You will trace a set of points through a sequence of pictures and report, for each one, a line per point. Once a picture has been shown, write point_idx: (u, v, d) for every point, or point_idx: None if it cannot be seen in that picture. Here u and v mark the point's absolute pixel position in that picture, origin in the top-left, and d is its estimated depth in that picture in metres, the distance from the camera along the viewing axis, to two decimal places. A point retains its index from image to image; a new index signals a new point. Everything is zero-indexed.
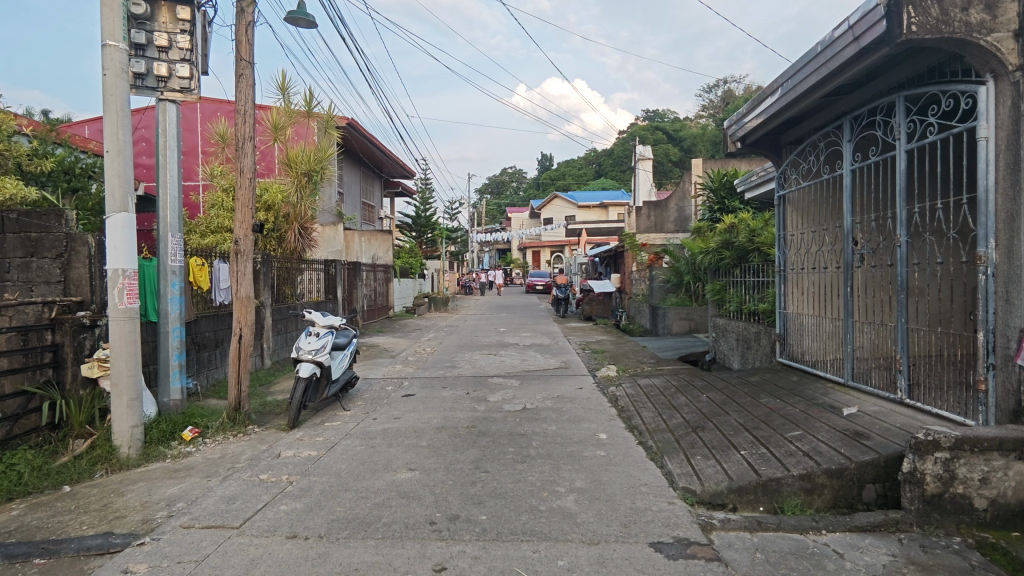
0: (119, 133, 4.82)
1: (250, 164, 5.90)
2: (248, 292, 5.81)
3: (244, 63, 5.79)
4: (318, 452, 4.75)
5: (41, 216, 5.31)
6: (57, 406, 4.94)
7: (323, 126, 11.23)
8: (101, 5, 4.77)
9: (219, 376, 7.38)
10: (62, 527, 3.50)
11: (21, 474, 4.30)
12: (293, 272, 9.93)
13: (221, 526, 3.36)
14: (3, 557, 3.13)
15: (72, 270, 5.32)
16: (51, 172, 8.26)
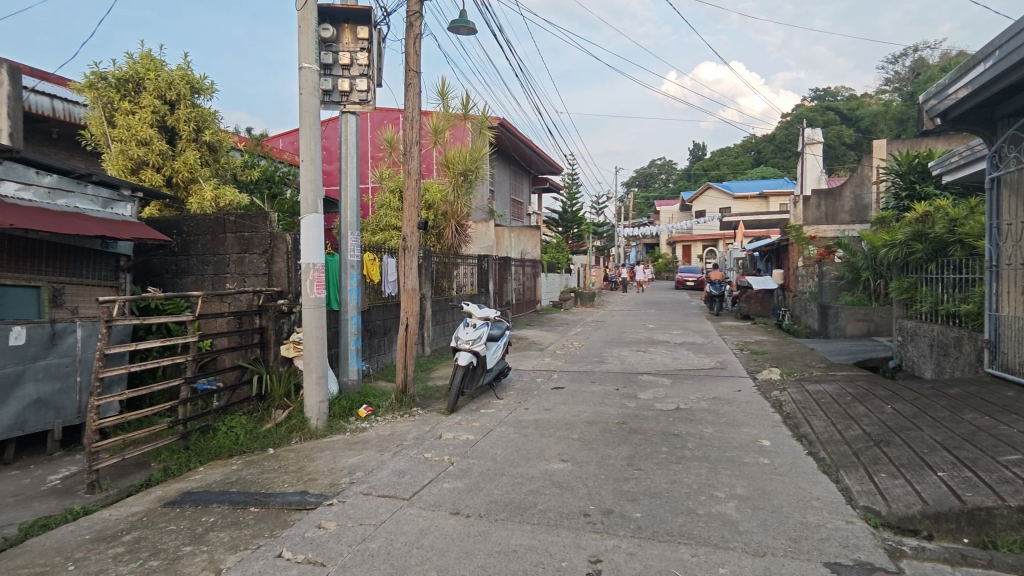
0: (311, 144, 5.49)
1: (417, 166, 6.38)
2: (413, 284, 6.29)
3: (412, 73, 6.27)
4: (476, 436, 5.03)
5: (252, 218, 6.26)
6: (263, 380, 5.78)
7: (479, 127, 11.75)
8: (298, 33, 5.47)
9: (387, 361, 8.11)
10: (269, 483, 4.11)
11: (238, 435, 5.11)
12: (451, 266, 10.59)
13: (394, 496, 3.70)
14: (228, 503, 3.76)
15: (275, 264, 6.19)
16: (257, 181, 9.64)
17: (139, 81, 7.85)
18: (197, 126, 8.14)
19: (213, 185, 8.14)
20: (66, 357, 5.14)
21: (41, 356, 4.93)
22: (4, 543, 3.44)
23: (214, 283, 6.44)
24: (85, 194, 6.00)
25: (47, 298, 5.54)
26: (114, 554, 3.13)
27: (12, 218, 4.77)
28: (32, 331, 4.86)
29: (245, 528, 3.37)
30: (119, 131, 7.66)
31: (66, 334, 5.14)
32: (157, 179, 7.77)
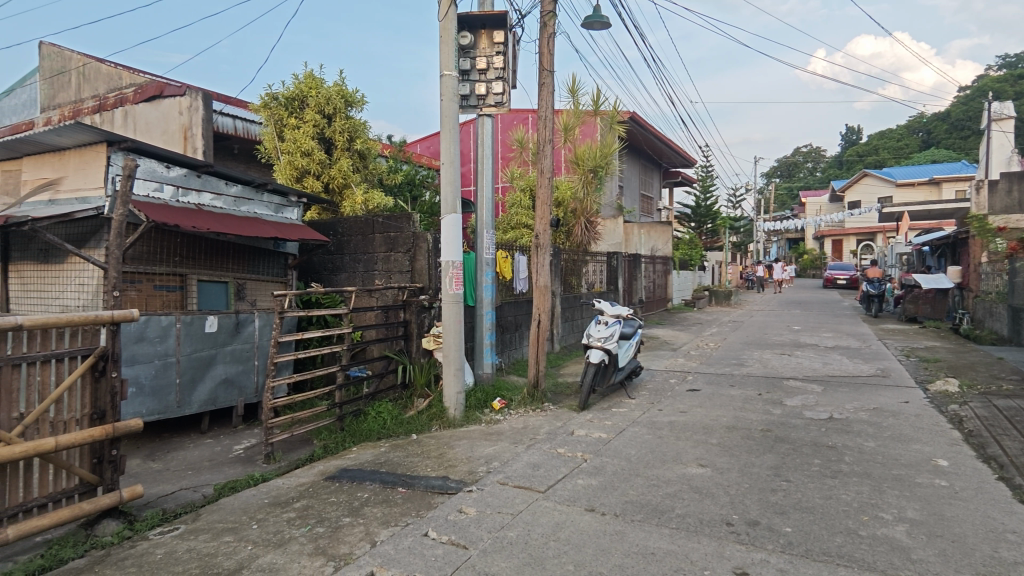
0: (451, 147, 5.77)
1: (549, 164, 6.45)
2: (545, 281, 6.37)
3: (546, 72, 6.34)
4: (608, 435, 4.99)
5: (397, 219, 6.74)
6: (406, 370, 6.19)
7: (609, 122, 11.62)
8: (440, 43, 5.78)
9: (518, 356, 8.32)
10: (413, 466, 4.41)
11: (385, 420, 5.52)
12: (580, 264, 10.59)
13: (530, 488, 3.80)
14: (380, 481, 4.09)
15: (417, 261, 6.60)
16: (400, 185, 10.32)
17: (302, 99, 8.76)
18: (350, 136, 8.93)
19: (363, 190, 8.87)
20: (246, 343, 5.89)
21: (228, 342, 5.71)
22: (203, 500, 4.04)
23: (364, 280, 7.02)
24: (262, 201, 6.84)
25: (232, 293, 6.47)
26: (287, 518, 3.55)
27: (208, 222, 5.56)
28: (221, 320, 5.63)
29: (394, 506, 3.64)
30: (287, 144, 8.61)
31: (247, 324, 5.88)
32: (316, 186, 8.59)
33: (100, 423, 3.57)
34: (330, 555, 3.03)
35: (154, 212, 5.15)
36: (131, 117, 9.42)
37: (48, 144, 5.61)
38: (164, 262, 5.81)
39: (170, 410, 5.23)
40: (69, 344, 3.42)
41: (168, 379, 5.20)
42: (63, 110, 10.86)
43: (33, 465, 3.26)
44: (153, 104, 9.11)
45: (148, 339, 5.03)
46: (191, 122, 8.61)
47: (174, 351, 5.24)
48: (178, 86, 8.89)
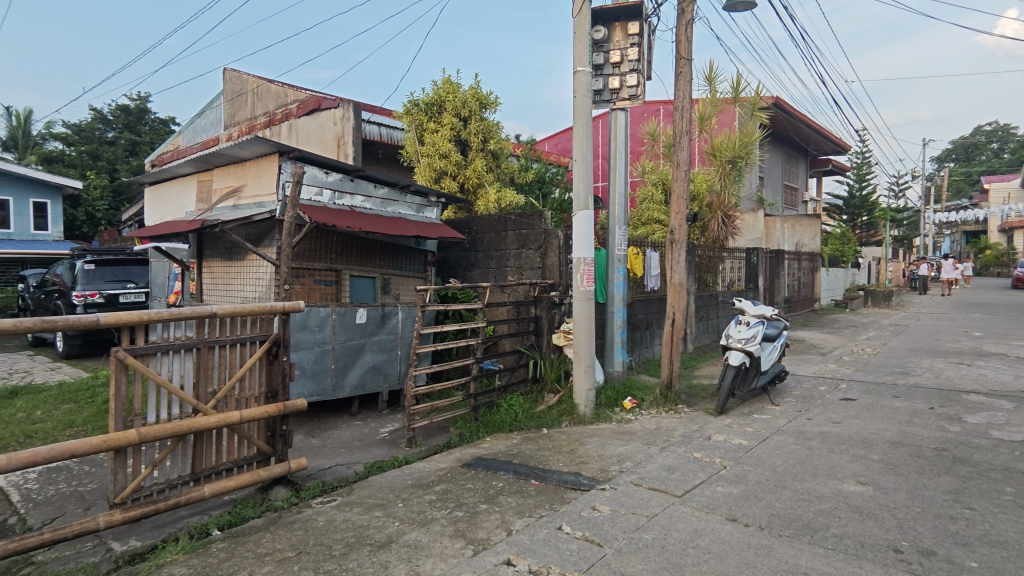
0: (583, 143, 5.74)
1: (686, 157, 6.18)
2: (680, 278, 6.13)
3: (683, 61, 6.09)
4: (750, 442, 4.69)
5: (529, 216, 6.85)
6: (537, 365, 6.28)
7: (750, 109, 10.93)
8: (574, 39, 5.78)
9: (649, 356, 8.09)
10: (545, 460, 4.47)
11: (517, 413, 5.65)
12: (716, 260, 10.04)
13: (665, 491, 3.68)
14: (514, 473, 4.19)
15: (548, 258, 6.66)
16: (530, 183, 10.49)
17: (441, 103, 9.22)
18: (484, 137, 9.25)
19: (496, 189, 9.15)
20: (391, 334, 6.33)
21: (375, 332, 6.17)
22: (355, 476, 4.43)
23: (497, 276, 7.24)
24: (405, 202, 7.34)
25: (379, 287, 7.01)
26: (429, 500, 3.77)
27: (359, 222, 6.06)
28: (370, 313, 6.10)
29: (528, 498, 3.72)
30: (427, 148, 9.12)
31: (391, 316, 6.31)
32: (453, 186, 9.02)
33: (273, 401, 4.05)
34: (469, 538, 3.17)
35: (315, 213, 5.72)
36: (295, 129, 10.55)
37: (232, 156, 6.47)
38: (322, 259, 6.43)
39: (326, 392, 5.79)
40: (250, 330, 3.91)
41: (325, 365, 5.76)
42: (241, 126, 12.44)
43: (223, 434, 3.78)
44: (313, 117, 10.11)
45: (309, 328, 5.59)
46: (344, 131, 9.43)
47: (329, 339, 5.78)
48: (333, 99, 9.78)
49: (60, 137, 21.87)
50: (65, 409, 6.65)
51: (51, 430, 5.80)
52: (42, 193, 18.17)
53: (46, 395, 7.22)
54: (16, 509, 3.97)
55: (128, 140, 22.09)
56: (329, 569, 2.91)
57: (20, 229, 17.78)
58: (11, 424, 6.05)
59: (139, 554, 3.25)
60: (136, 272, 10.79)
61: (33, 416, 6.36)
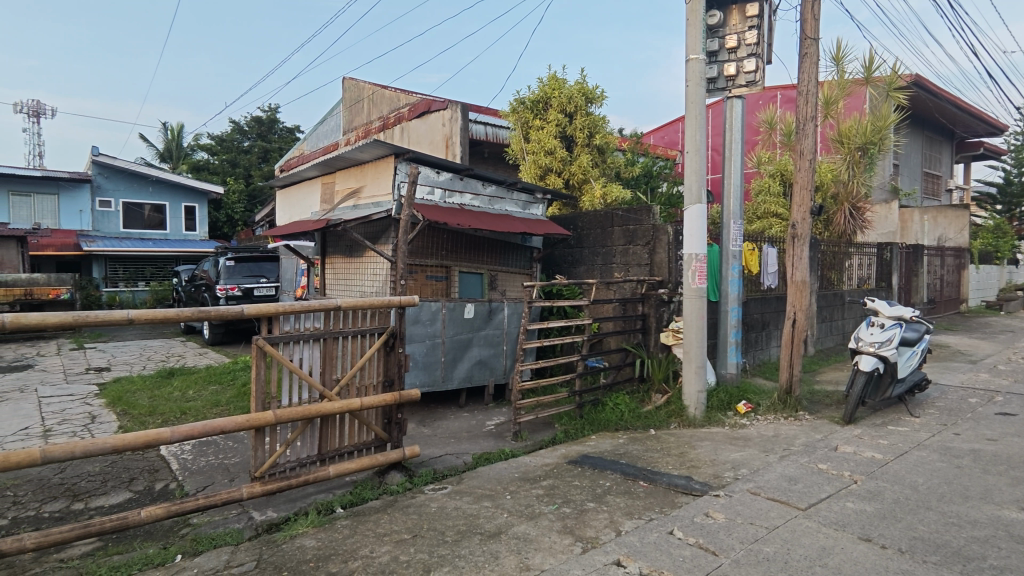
0: (697, 134, 5.50)
1: (811, 144, 5.74)
2: (803, 276, 5.71)
3: (809, 41, 5.65)
4: (885, 456, 4.27)
5: (637, 211, 6.69)
6: (645, 364, 6.12)
7: (886, 90, 10.00)
8: (687, 26, 5.55)
9: (765, 358, 7.62)
10: (654, 461, 4.35)
11: (623, 412, 5.55)
12: (842, 257, 9.25)
13: (787, 503, 3.45)
14: (621, 473, 4.12)
15: (657, 254, 6.46)
16: (637, 177, 10.22)
17: (547, 100, 9.26)
18: (590, 132, 9.17)
19: (602, 184, 9.03)
20: (497, 329, 6.45)
21: (482, 326, 6.32)
22: (464, 466, 4.56)
23: (603, 272, 7.16)
24: (512, 199, 7.46)
25: (486, 283, 7.19)
26: (536, 494, 3.80)
27: (468, 219, 6.23)
28: (477, 308, 6.25)
29: (637, 499, 3.64)
30: (532, 145, 9.20)
31: (498, 311, 6.43)
32: (558, 183, 9.02)
33: (389, 390, 4.27)
34: (577, 535, 3.15)
35: (428, 212, 5.96)
36: (407, 132, 11.06)
37: (353, 159, 6.90)
38: (434, 255, 6.70)
39: (437, 383, 6.02)
40: (369, 323, 4.15)
41: (435, 357, 5.99)
42: (358, 131, 13.24)
43: (345, 419, 4.05)
44: (424, 119, 10.54)
45: (421, 322, 5.85)
46: (452, 132, 9.72)
47: (440, 333, 6.00)
48: (442, 101, 10.12)
49: (206, 148, 24.52)
50: (211, 390, 7.45)
51: (200, 408, 6.53)
52: (191, 198, 20.39)
53: (196, 377, 8.14)
54: (175, 476, 4.51)
55: (261, 148, 24.31)
56: (443, 554, 3.02)
57: (174, 230, 20.12)
58: (169, 401, 6.88)
59: (275, 525, 3.57)
60: (267, 268, 11.81)
61: (186, 395, 7.19)
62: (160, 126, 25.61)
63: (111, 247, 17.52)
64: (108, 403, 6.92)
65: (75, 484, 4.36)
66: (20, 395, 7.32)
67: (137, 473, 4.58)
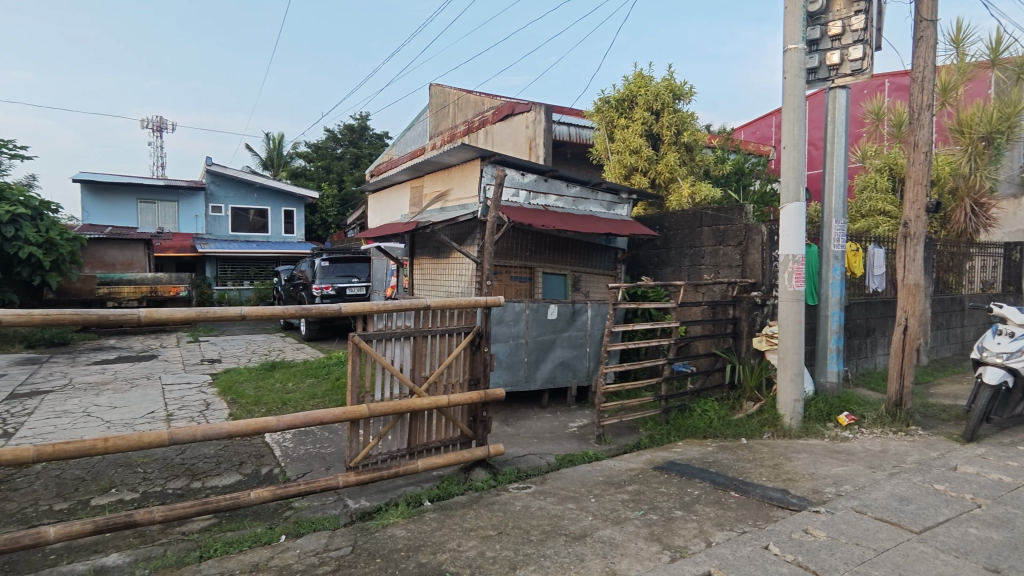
0: (795, 128, 5.21)
1: (927, 135, 5.27)
2: (917, 278, 5.26)
3: (926, 23, 5.18)
4: (1014, 479, 3.84)
5: (728, 211, 6.43)
6: (736, 370, 5.86)
7: (1016, 73, 9.15)
8: (785, 15, 5.27)
9: (870, 367, 7.09)
10: (746, 472, 4.16)
11: (711, 419, 5.35)
12: (961, 258, 8.41)
13: (897, 524, 3.19)
14: (711, 482, 3.97)
15: (749, 255, 6.18)
16: (728, 175, 9.81)
17: (632, 99, 9.10)
18: (677, 130, 8.91)
19: (690, 183, 8.76)
20: (580, 330, 6.41)
21: (565, 328, 6.31)
22: (548, 466, 4.56)
23: (691, 274, 6.94)
24: (596, 200, 7.40)
25: (570, 284, 7.18)
26: (621, 499, 3.74)
27: (553, 220, 6.25)
28: (561, 309, 6.24)
29: (728, 510, 3.49)
30: (617, 145, 9.07)
31: (581, 313, 6.39)
32: (644, 182, 8.84)
33: (475, 388, 4.37)
34: (665, 544, 3.08)
35: (513, 213, 6.02)
36: (491, 135, 11.24)
37: (441, 163, 7.10)
38: (518, 256, 6.78)
39: (520, 382, 6.08)
40: (457, 322, 4.26)
41: (519, 357, 6.05)
42: (443, 136, 13.62)
43: (433, 415, 4.18)
44: (507, 122, 10.67)
45: (505, 322, 5.92)
46: (535, 134, 9.77)
47: (523, 333, 6.05)
48: (526, 103, 10.18)
49: (304, 156, 26.16)
50: (308, 382, 7.95)
51: (299, 400, 6.98)
52: (290, 203, 21.79)
53: (295, 370, 8.70)
54: (278, 462, 4.85)
55: (353, 155, 25.61)
56: (528, 552, 3.05)
57: (275, 232, 21.61)
58: (272, 392, 7.41)
59: (368, 513, 3.74)
60: (359, 268, 12.40)
61: (287, 387, 7.71)
62: (264, 136, 27.57)
63: (221, 249, 19.10)
64: (220, 392, 7.56)
65: (194, 464, 4.79)
66: (147, 382, 8.15)
67: (245, 458, 4.97)
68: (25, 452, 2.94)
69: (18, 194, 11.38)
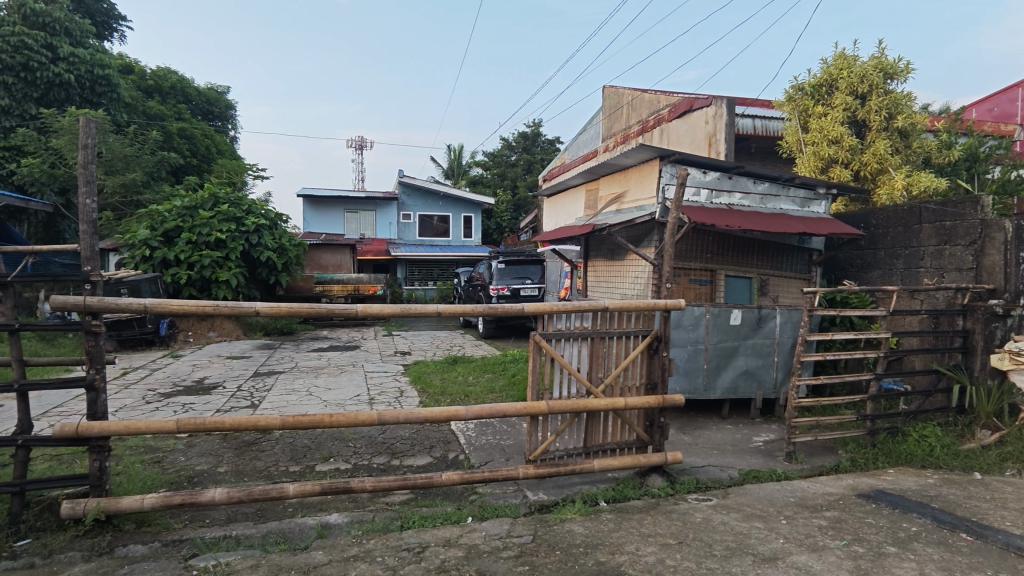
0: None
1: None
2: None
3: None
4: None
5: (958, 204, 5.48)
6: (966, 392, 4.99)
7: None
8: None
9: None
10: (982, 513, 3.51)
11: (932, 447, 4.61)
12: None
13: None
14: (934, 519, 3.43)
15: (986, 256, 5.19)
16: (956, 162, 8.35)
17: (832, 83, 8.21)
18: (889, 113, 7.83)
19: (905, 173, 7.63)
20: (767, 338, 5.94)
21: (751, 335, 5.89)
22: (732, 480, 4.30)
23: (906, 277, 6.07)
24: (788, 196, 6.82)
25: (756, 288, 6.70)
26: (819, 525, 3.40)
27: (737, 219, 5.88)
28: (745, 314, 5.84)
29: (958, 555, 2.99)
30: (812, 135, 8.21)
31: (769, 319, 5.91)
32: (846, 175, 7.90)
33: (653, 393, 4.29)
34: None
35: (694, 213, 5.79)
36: (667, 133, 10.91)
37: (617, 165, 7.11)
38: (698, 258, 6.51)
39: (698, 391, 5.81)
40: (634, 324, 4.23)
41: (698, 364, 5.79)
42: (617, 137, 13.52)
43: (609, 417, 4.20)
44: (685, 119, 10.26)
45: (684, 326, 5.71)
46: (716, 129, 9.25)
47: (703, 339, 5.79)
48: (706, 97, 9.68)
49: (482, 164, 27.89)
50: (487, 377, 8.47)
51: (480, 392, 7.47)
52: (470, 208, 23.38)
53: (475, 365, 9.32)
54: (463, 448, 5.24)
55: (526, 161, 26.66)
56: (712, 567, 2.92)
57: (456, 236, 23.33)
58: (455, 384, 8.05)
59: (546, 506, 3.87)
60: (532, 270, 12.85)
61: (468, 380, 8.31)
62: (447, 148, 29.93)
63: (411, 252, 21.14)
64: (411, 380, 8.42)
65: (393, 444, 5.38)
66: (353, 369, 9.36)
67: (435, 442, 5.45)
68: (273, 419, 3.58)
69: (261, 207, 13.83)
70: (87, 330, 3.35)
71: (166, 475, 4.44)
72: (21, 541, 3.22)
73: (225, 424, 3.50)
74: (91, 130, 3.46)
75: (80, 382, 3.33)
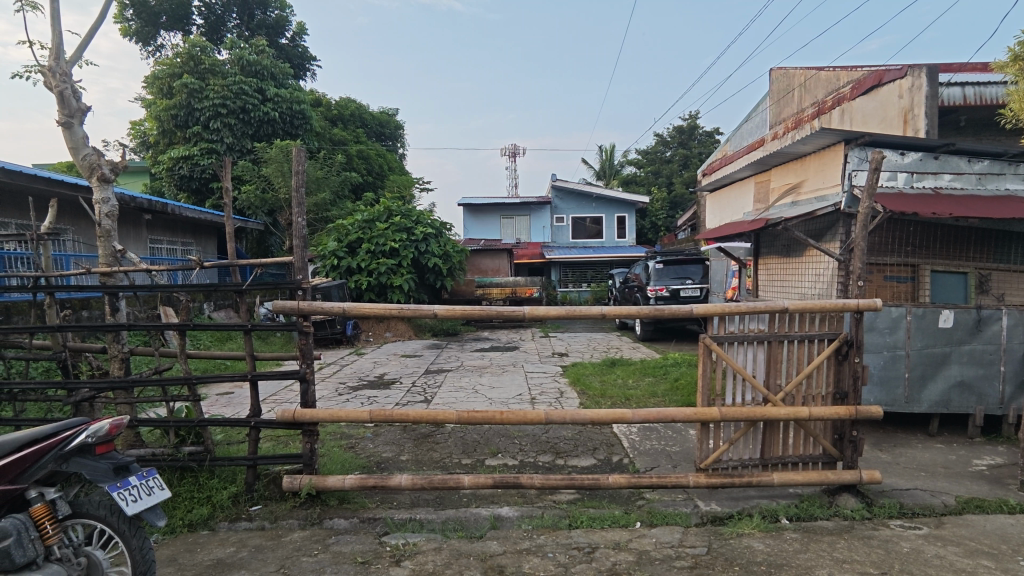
0: None
1: None
2: None
3: None
4: None
5: None
6: None
7: None
8: None
9: None
10: None
11: None
12: None
13: None
14: None
15: None
16: None
17: None
18: None
19: None
20: (989, 344, 5.04)
21: (966, 340, 5.04)
22: (947, 507, 3.69)
23: None
24: (1015, 175, 5.73)
25: (973, 285, 5.71)
26: None
27: (948, 206, 5.06)
28: (959, 316, 5.02)
29: None
30: None
31: (991, 322, 5.00)
32: None
33: (843, 403, 3.86)
34: None
35: (891, 201, 5.11)
36: (849, 113, 9.76)
37: (793, 153, 6.54)
38: (896, 253, 5.73)
39: (898, 403, 5.11)
40: (819, 328, 3.85)
41: (897, 372, 5.09)
42: (786, 123, 12.41)
43: (790, 428, 3.87)
44: (872, 95, 9.09)
45: (878, 329, 5.07)
46: (912, 103, 8.07)
47: (903, 344, 5.08)
48: (899, 68, 8.50)
49: (634, 163, 27.32)
50: (647, 380, 8.26)
51: (640, 396, 7.32)
52: (623, 208, 23.02)
53: (633, 368, 9.15)
54: (627, 452, 5.17)
55: (682, 156, 25.51)
56: None
57: (609, 237, 23.12)
58: (615, 386, 7.98)
59: (720, 518, 3.66)
60: (693, 270, 12.26)
61: (628, 383, 8.19)
62: (599, 149, 29.82)
63: (565, 255, 21.38)
64: (570, 381, 8.53)
65: (557, 443, 5.49)
66: (513, 368, 9.74)
67: (599, 444, 5.45)
68: (450, 414, 3.85)
69: (428, 218, 15.01)
70: (299, 330, 3.90)
71: (360, 459, 4.99)
72: (254, 507, 3.82)
73: (409, 416, 3.84)
74: (302, 158, 4.06)
75: (296, 374, 3.88)
